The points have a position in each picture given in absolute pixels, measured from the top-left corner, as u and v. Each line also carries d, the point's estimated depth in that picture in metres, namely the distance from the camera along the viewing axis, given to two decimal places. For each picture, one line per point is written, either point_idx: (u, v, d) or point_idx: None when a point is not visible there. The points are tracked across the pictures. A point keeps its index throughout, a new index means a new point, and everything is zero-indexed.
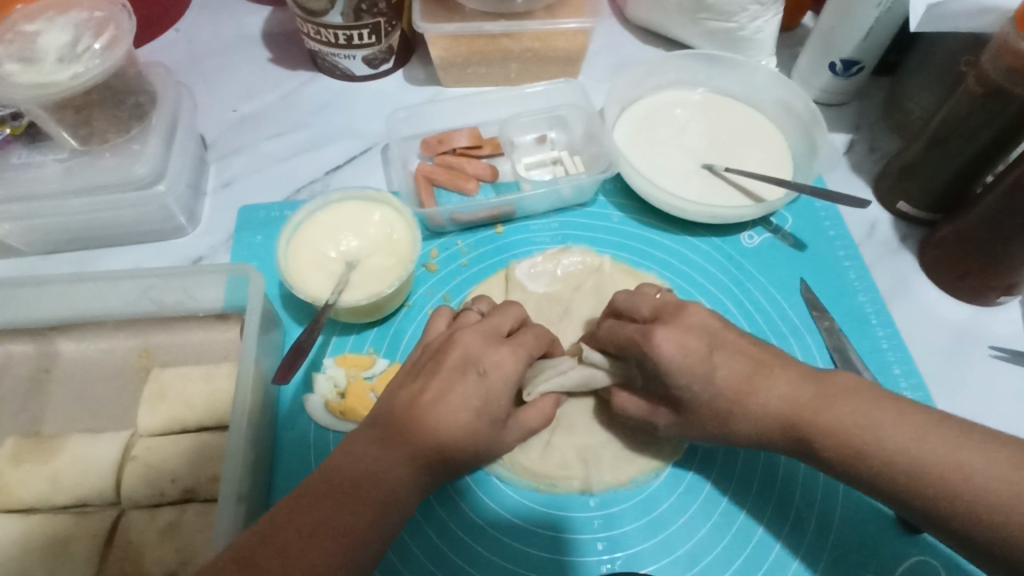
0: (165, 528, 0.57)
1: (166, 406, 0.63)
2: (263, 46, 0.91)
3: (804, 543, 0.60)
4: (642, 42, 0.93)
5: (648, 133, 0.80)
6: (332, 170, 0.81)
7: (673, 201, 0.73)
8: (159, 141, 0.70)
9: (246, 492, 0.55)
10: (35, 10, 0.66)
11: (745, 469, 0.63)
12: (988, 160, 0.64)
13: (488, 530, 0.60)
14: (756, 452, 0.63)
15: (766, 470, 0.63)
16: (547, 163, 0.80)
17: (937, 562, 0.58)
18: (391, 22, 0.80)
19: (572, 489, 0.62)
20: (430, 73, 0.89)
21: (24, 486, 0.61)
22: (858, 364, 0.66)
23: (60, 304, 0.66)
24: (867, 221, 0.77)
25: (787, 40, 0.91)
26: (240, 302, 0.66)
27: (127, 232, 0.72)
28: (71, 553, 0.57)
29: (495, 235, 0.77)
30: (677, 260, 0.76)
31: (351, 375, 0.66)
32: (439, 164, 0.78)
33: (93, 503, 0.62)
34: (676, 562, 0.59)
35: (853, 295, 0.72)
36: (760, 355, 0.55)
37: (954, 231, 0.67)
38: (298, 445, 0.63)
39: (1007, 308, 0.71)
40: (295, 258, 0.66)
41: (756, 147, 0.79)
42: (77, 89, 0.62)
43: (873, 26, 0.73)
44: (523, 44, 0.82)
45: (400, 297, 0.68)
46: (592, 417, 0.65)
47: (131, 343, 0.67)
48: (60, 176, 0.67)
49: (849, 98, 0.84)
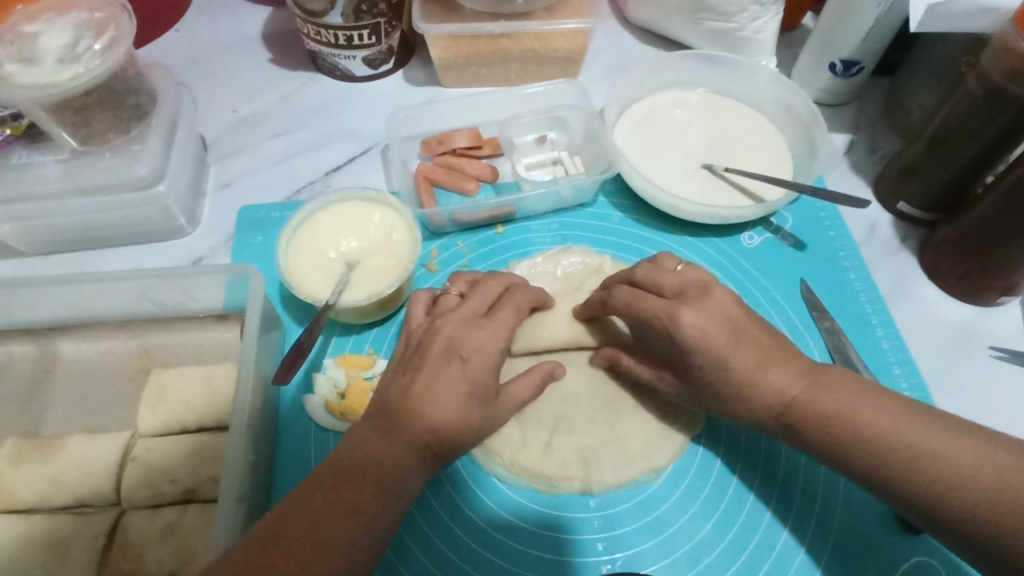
0: (165, 529, 0.57)
1: (166, 406, 0.63)
2: (263, 47, 0.91)
3: (806, 542, 0.60)
4: (643, 42, 0.93)
5: (648, 134, 0.80)
6: (332, 170, 0.81)
7: (673, 201, 0.73)
8: (159, 141, 0.70)
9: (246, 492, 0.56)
10: (35, 11, 0.66)
11: (746, 468, 0.63)
12: (988, 160, 0.64)
13: (488, 530, 0.60)
14: (756, 450, 0.64)
15: (766, 469, 0.63)
16: (547, 163, 0.80)
17: (938, 562, 0.58)
18: (392, 23, 0.80)
19: (572, 489, 0.61)
20: (430, 73, 0.89)
21: (24, 486, 0.61)
22: (858, 364, 0.66)
23: (60, 305, 0.66)
24: (867, 221, 0.77)
25: (787, 40, 0.91)
26: (240, 302, 0.66)
27: (128, 232, 0.72)
28: (72, 554, 0.57)
29: (495, 235, 0.77)
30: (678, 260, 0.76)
31: (352, 375, 0.66)
32: (439, 164, 0.78)
33: (92, 503, 0.62)
34: (676, 563, 0.59)
35: (853, 295, 0.72)
36: (767, 345, 0.55)
37: (954, 231, 0.67)
38: (298, 445, 0.63)
39: (1007, 307, 0.71)
40: (295, 259, 0.66)
41: (756, 148, 0.79)
42: (76, 90, 0.62)
43: (873, 26, 0.73)
44: (523, 45, 0.82)
45: (401, 296, 0.68)
46: (592, 417, 0.65)
47: (132, 344, 0.67)
48: (61, 176, 0.67)
49: (850, 98, 0.84)
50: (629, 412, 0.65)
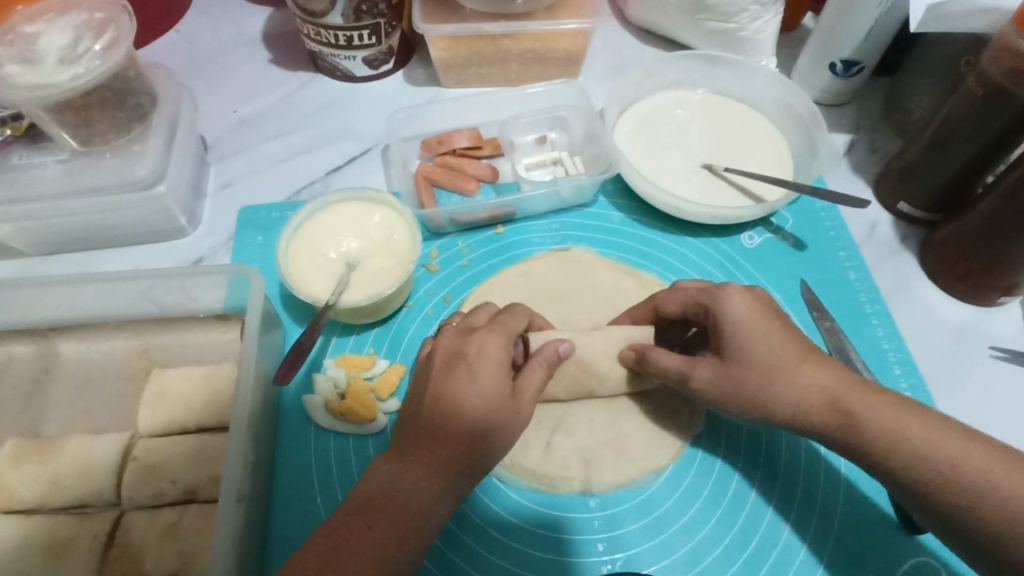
0: (166, 529, 0.57)
1: (165, 407, 0.62)
2: (263, 47, 0.91)
3: (806, 540, 0.60)
4: (642, 42, 0.93)
5: (648, 134, 0.80)
6: (333, 170, 0.81)
7: (674, 201, 0.73)
8: (159, 142, 0.70)
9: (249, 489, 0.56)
10: (35, 12, 0.66)
11: (745, 469, 0.63)
12: (989, 160, 0.63)
13: (489, 529, 0.60)
14: (756, 447, 0.64)
15: (767, 467, 0.63)
16: (547, 163, 0.80)
17: (938, 563, 0.58)
18: (392, 23, 0.80)
19: (572, 490, 0.61)
20: (431, 73, 0.89)
21: (24, 487, 0.61)
22: (859, 365, 0.66)
23: (59, 305, 0.66)
24: (867, 221, 0.77)
25: (787, 41, 0.91)
26: (240, 302, 0.66)
27: (129, 232, 0.72)
28: (72, 555, 0.57)
29: (495, 236, 0.77)
30: (679, 260, 0.76)
31: (352, 375, 0.66)
32: (439, 164, 0.78)
33: (92, 504, 0.62)
34: (677, 563, 0.59)
35: (854, 295, 0.72)
36: (767, 343, 0.55)
37: (954, 231, 0.67)
38: (299, 445, 0.63)
39: (1007, 307, 0.71)
40: (295, 258, 0.66)
41: (756, 148, 0.79)
42: (76, 91, 0.63)
43: (873, 27, 0.73)
44: (523, 45, 0.82)
45: (402, 296, 0.68)
46: (592, 417, 0.65)
47: (132, 344, 0.67)
48: (61, 176, 0.67)
49: (850, 98, 0.84)
50: (629, 413, 0.65)
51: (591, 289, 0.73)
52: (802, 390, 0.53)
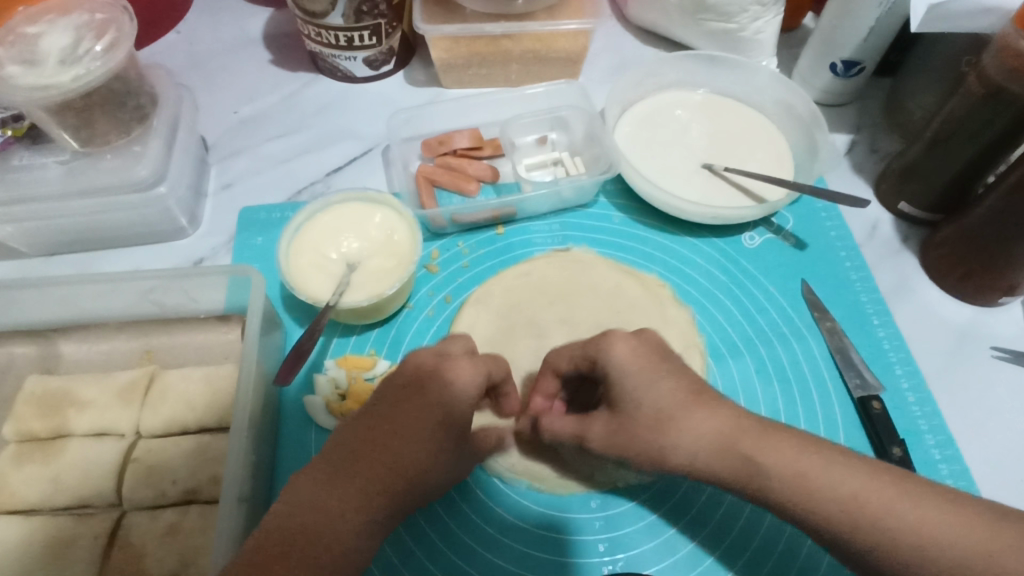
0: (166, 530, 0.57)
1: (96, 386, 0.64)
2: (264, 47, 0.91)
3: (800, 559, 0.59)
4: (643, 42, 0.93)
5: (649, 135, 0.80)
6: (333, 171, 0.81)
7: (674, 201, 0.73)
8: (159, 142, 0.70)
9: (84, 404, 0.64)
10: (36, 13, 0.67)
11: (708, 537, 0.60)
12: (989, 160, 0.63)
13: (489, 531, 0.60)
14: (733, 515, 0.60)
15: (740, 534, 0.60)
16: (547, 163, 0.80)
17: None
18: (392, 23, 0.80)
19: (573, 490, 0.61)
20: (431, 73, 0.90)
21: (24, 486, 0.60)
22: (894, 445, 0.61)
23: (58, 308, 0.65)
24: (868, 221, 0.77)
25: (787, 41, 0.91)
26: (241, 303, 0.66)
27: (129, 232, 0.72)
28: (73, 555, 0.57)
29: (495, 236, 0.77)
30: (710, 303, 0.73)
31: (352, 375, 0.66)
32: (439, 165, 0.78)
33: (93, 504, 0.61)
34: (677, 562, 0.59)
35: (854, 296, 0.72)
36: None
37: (954, 231, 0.67)
38: (298, 444, 0.63)
39: (1008, 307, 0.70)
40: (295, 259, 0.66)
41: (756, 148, 0.79)
42: (77, 92, 0.63)
43: (873, 26, 0.73)
44: (524, 46, 0.82)
45: (401, 297, 0.68)
46: None
47: (132, 344, 0.67)
48: (62, 177, 0.67)
49: (851, 98, 0.84)
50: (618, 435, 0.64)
51: (592, 289, 0.73)
52: (681, 453, 0.50)
